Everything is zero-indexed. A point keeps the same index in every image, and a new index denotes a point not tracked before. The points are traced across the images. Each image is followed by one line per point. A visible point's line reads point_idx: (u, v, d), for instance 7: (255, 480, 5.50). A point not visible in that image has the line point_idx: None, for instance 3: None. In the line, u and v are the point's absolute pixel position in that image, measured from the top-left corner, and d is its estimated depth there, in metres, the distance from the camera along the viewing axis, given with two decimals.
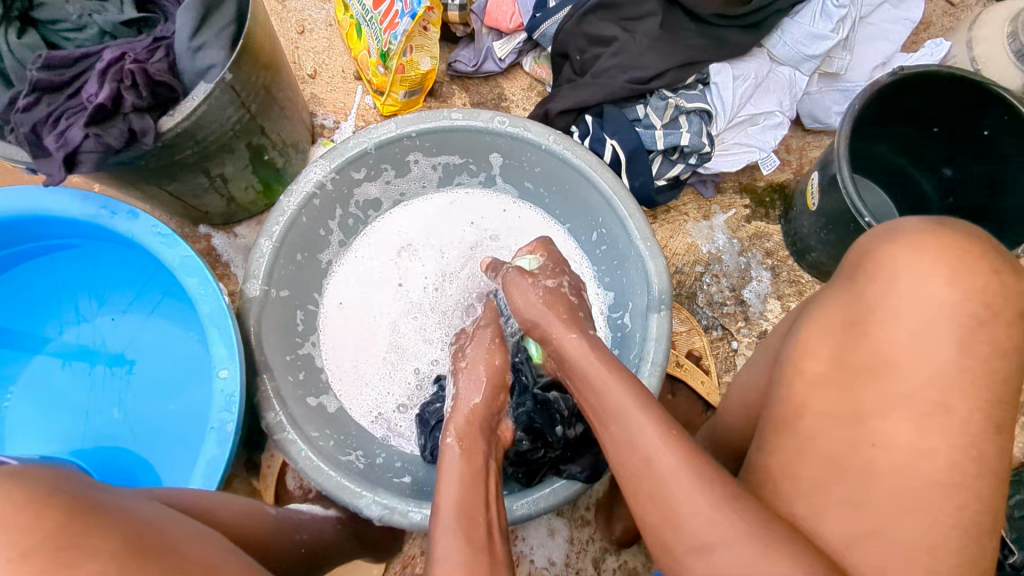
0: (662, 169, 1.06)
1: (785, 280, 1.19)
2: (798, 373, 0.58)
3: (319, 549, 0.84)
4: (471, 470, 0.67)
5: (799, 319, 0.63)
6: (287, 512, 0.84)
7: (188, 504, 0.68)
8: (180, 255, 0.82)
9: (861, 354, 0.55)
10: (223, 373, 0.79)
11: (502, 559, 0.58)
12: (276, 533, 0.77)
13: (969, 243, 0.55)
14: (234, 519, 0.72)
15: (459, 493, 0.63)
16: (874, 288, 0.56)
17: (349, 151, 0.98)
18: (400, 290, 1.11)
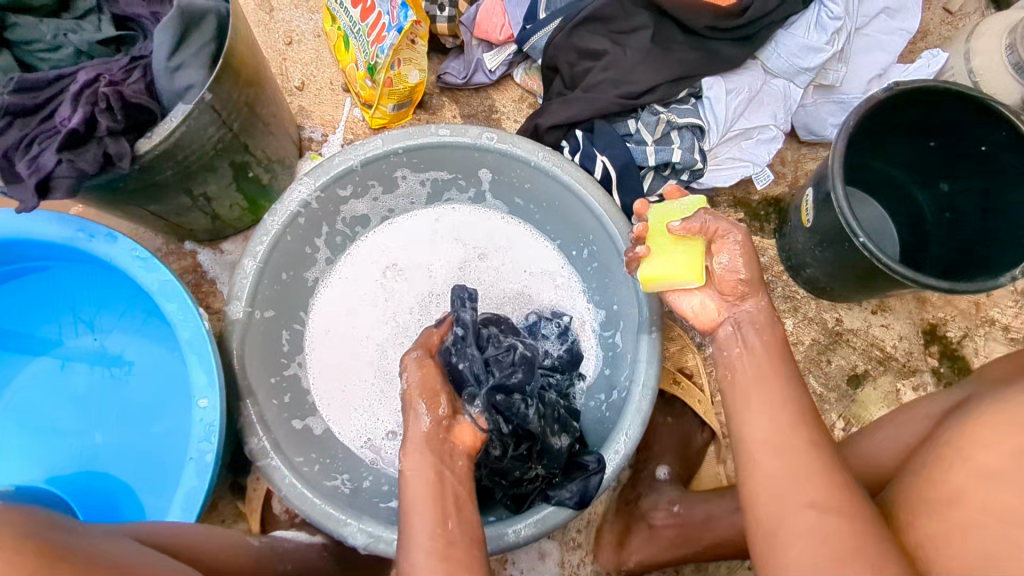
0: (653, 185, 1.04)
1: (780, 296, 1.18)
2: (969, 462, 0.58)
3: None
4: (439, 492, 0.71)
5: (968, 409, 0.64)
6: (270, 543, 0.81)
7: (169, 540, 0.66)
8: (159, 280, 0.80)
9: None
10: (203, 403, 0.77)
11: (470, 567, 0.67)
12: (260, 564, 0.76)
13: None
14: (216, 553, 0.70)
15: (427, 514, 0.70)
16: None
17: (335, 168, 0.96)
18: (387, 310, 1.09)
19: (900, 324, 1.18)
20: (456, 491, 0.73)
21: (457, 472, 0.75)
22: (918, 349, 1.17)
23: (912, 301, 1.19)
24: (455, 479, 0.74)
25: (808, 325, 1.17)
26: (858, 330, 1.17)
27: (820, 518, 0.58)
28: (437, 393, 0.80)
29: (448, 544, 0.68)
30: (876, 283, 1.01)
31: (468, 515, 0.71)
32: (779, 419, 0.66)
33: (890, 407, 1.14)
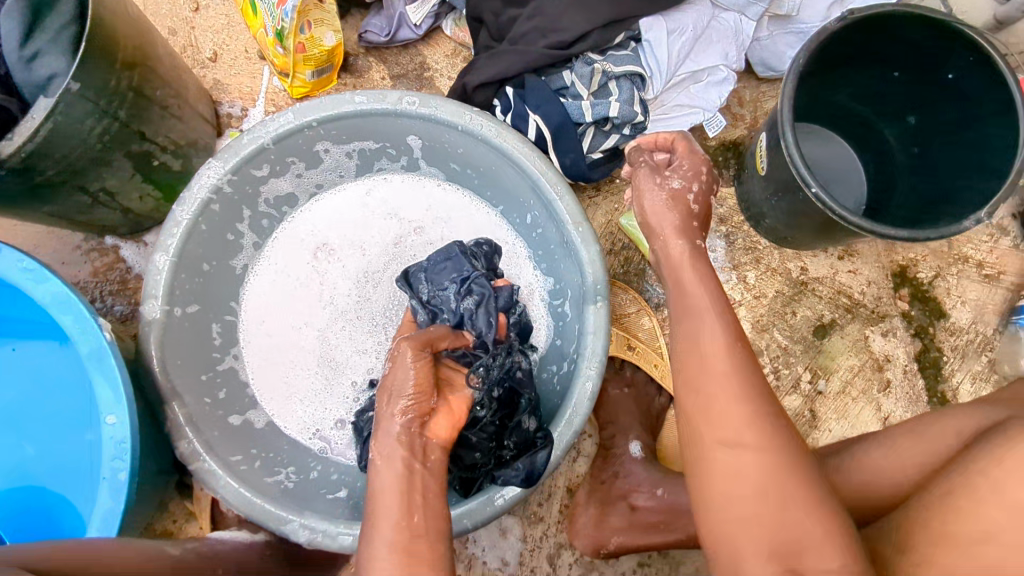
0: (594, 143, 0.96)
1: (741, 248, 1.11)
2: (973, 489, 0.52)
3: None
4: (408, 487, 0.66)
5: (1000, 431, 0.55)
6: (200, 546, 0.80)
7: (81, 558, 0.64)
8: (51, 292, 0.74)
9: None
10: (111, 420, 0.73)
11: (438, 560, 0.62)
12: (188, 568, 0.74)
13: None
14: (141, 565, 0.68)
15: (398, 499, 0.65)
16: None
17: (244, 149, 0.88)
18: (322, 294, 1.03)
19: (868, 268, 1.12)
20: (424, 484, 0.67)
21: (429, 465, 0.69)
22: (887, 293, 1.12)
23: (880, 243, 1.13)
24: (424, 475, 0.68)
25: (770, 277, 1.11)
26: (824, 279, 1.12)
27: (736, 455, 0.56)
28: (429, 394, 0.72)
29: (411, 538, 0.62)
30: (838, 233, 0.95)
31: (436, 508, 0.66)
32: (705, 346, 0.62)
33: (857, 356, 1.10)
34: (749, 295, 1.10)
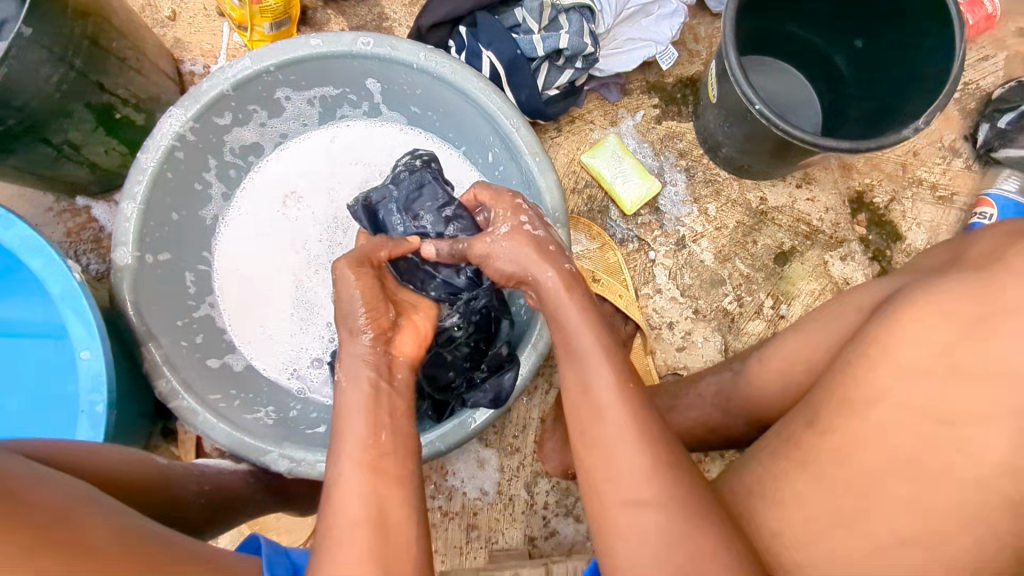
0: (549, 79, 0.98)
1: (701, 181, 1.14)
2: (884, 353, 0.58)
3: (225, 501, 0.86)
4: (375, 405, 0.66)
5: (893, 299, 0.62)
6: (187, 465, 0.86)
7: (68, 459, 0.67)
8: (19, 236, 0.76)
9: (977, 359, 0.54)
10: (85, 354, 0.75)
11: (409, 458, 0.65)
12: (168, 484, 0.79)
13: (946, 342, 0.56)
14: (119, 469, 0.72)
15: (364, 418, 0.65)
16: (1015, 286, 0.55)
17: (204, 95, 0.90)
18: (293, 244, 1.05)
19: (826, 195, 1.15)
20: (391, 401, 0.67)
21: (397, 386, 0.69)
22: (845, 219, 1.15)
23: (837, 169, 1.15)
24: (392, 394, 0.68)
25: (730, 208, 1.14)
26: (783, 208, 1.14)
27: (641, 517, 0.56)
28: (384, 312, 0.73)
29: (378, 456, 0.63)
30: (790, 154, 0.98)
31: (405, 426, 0.66)
32: (602, 399, 0.61)
33: (817, 280, 1.13)
34: (711, 227, 1.13)
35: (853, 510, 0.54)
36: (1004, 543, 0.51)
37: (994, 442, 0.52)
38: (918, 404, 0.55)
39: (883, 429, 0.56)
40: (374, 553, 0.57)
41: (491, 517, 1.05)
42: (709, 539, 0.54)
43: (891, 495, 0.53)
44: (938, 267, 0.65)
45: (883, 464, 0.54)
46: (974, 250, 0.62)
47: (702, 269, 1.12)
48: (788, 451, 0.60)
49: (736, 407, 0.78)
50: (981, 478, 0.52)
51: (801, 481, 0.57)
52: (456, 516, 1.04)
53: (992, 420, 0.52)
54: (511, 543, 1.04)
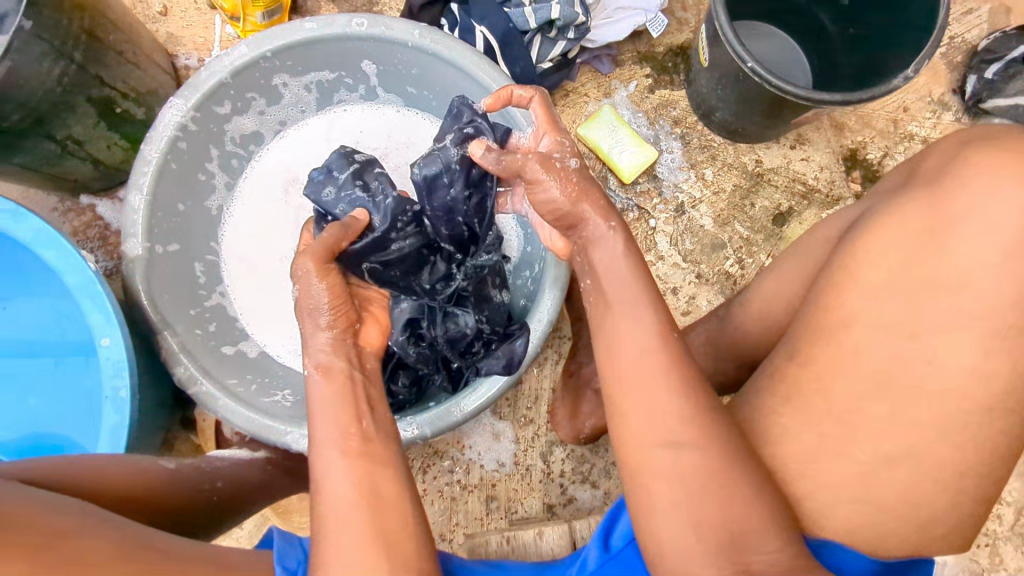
0: (542, 52, 1.00)
1: (697, 147, 1.16)
2: (854, 280, 0.64)
3: (238, 495, 0.84)
4: (351, 398, 0.67)
5: (858, 224, 0.68)
6: (200, 462, 0.84)
7: (69, 478, 0.66)
8: (33, 228, 0.78)
9: (933, 272, 0.61)
10: (106, 342, 0.77)
11: (386, 462, 0.64)
12: (176, 484, 0.77)
13: (910, 256, 0.63)
14: (113, 478, 0.70)
15: (334, 416, 0.66)
16: (963, 193, 0.62)
17: (204, 84, 0.91)
18: (297, 232, 1.06)
19: (820, 155, 1.17)
20: (366, 394, 0.69)
21: (367, 372, 0.71)
22: (840, 176, 1.17)
23: (829, 128, 1.17)
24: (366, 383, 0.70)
25: (727, 172, 1.15)
26: (779, 169, 1.16)
27: (676, 460, 0.58)
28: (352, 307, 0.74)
29: (362, 443, 0.64)
30: (784, 112, 0.99)
31: (383, 415, 0.68)
32: (614, 339, 0.64)
33: None
34: (709, 191, 1.15)
35: (838, 436, 0.61)
36: (971, 440, 0.59)
37: (956, 349, 0.60)
38: (885, 321, 0.62)
39: (860, 352, 0.62)
40: (376, 531, 0.59)
41: (509, 488, 1.07)
42: (727, 472, 0.58)
43: (871, 415, 0.61)
44: (896, 184, 0.71)
45: (862, 388, 0.61)
46: (928, 162, 0.68)
47: (702, 234, 1.14)
48: (775, 387, 0.66)
49: (726, 350, 0.85)
50: (948, 386, 0.59)
51: (788, 415, 0.63)
52: (475, 488, 1.06)
53: (951, 328, 0.60)
54: (530, 512, 1.06)
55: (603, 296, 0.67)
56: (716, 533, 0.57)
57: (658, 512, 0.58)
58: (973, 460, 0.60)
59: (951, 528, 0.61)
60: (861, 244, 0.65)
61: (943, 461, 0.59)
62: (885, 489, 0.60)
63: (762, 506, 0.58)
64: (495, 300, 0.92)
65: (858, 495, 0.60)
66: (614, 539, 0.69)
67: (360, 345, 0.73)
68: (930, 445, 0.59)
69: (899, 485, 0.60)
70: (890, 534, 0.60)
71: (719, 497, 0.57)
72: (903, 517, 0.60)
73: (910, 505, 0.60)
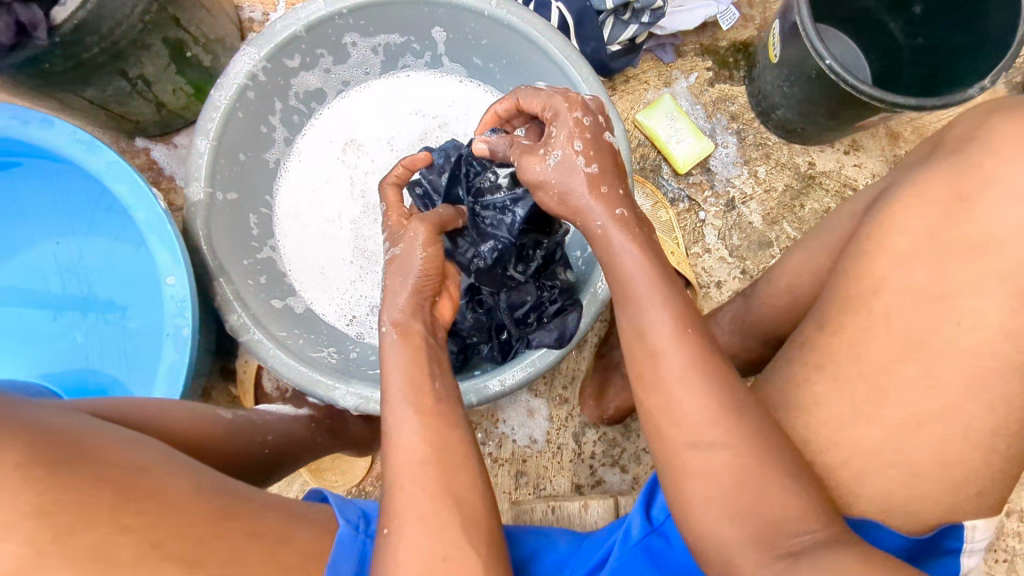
0: (614, 33, 1.00)
1: (752, 144, 1.16)
2: (885, 248, 0.63)
3: (283, 450, 0.84)
4: (415, 358, 0.68)
5: (884, 195, 0.67)
6: (251, 414, 0.83)
7: (137, 416, 0.66)
8: (106, 161, 0.78)
9: (964, 232, 0.60)
10: (171, 281, 0.77)
11: (448, 421, 0.65)
12: (232, 435, 0.77)
13: (934, 219, 0.61)
14: (175, 424, 0.70)
15: (408, 373, 0.66)
16: (990, 160, 0.61)
17: (278, 36, 0.91)
18: (352, 195, 1.06)
19: (872, 162, 1.16)
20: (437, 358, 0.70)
21: (437, 341, 0.72)
22: None
23: (884, 137, 1.17)
24: (437, 350, 0.71)
25: (779, 171, 1.15)
26: (831, 172, 1.16)
27: (704, 446, 0.57)
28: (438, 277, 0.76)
29: (434, 403, 0.65)
30: (849, 113, 0.98)
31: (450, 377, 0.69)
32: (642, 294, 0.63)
33: None
34: (760, 188, 1.15)
35: (869, 401, 0.60)
36: (1000, 399, 0.57)
37: (988, 309, 0.58)
38: (916, 286, 0.61)
39: (890, 316, 0.61)
40: (428, 481, 0.60)
41: (540, 465, 1.07)
42: (749, 425, 0.58)
43: (901, 376, 0.60)
44: (921, 157, 0.69)
45: (892, 351, 0.60)
46: (954, 131, 0.66)
47: (750, 230, 1.14)
48: (806, 356, 0.65)
49: (752, 328, 0.84)
50: (976, 346, 0.58)
51: (821, 384, 0.63)
52: (506, 462, 1.07)
53: (982, 289, 0.58)
54: (558, 490, 1.06)
55: (614, 263, 0.66)
56: (741, 482, 0.56)
57: (691, 466, 0.58)
58: (1004, 420, 0.58)
59: (982, 487, 0.58)
60: (888, 213, 0.64)
61: (973, 421, 0.58)
62: (918, 450, 0.58)
63: (787, 460, 0.57)
64: (558, 279, 0.92)
65: (891, 458, 0.59)
66: (654, 512, 0.70)
67: (432, 313, 0.75)
68: (961, 404, 0.58)
69: (933, 447, 0.58)
70: (926, 498, 0.58)
71: (754, 451, 0.57)
72: (935, 478, 0.58)
73: (944, 467, 0.58)
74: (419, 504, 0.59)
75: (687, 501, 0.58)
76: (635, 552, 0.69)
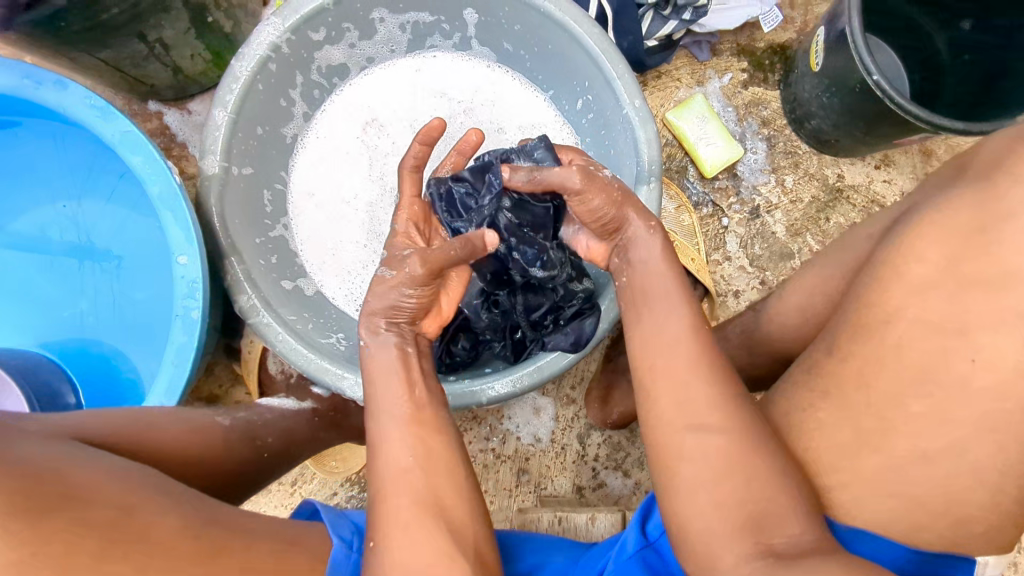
0: (652, 28, 0.96)
1: (781, 152, 1.13)
2: (900, 276, 0.59)
3: (282, 450, 0.84)
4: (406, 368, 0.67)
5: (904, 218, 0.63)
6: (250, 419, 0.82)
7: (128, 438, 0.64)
8: (121, 130, 0.74)
9: (983, 266, 0.56)
10: (183, 260, 0.74)
11: (438, 432, 0.64)
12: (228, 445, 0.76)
13: (953, 247, 0.58)
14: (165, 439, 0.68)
15: (392, 382, 0.65)
16: (1015, 189, 0.56)
17: (304, 8, 0.87)
18: (369, 178, 1.03)
19: (903, 179, 1.13)
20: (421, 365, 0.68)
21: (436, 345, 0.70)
22: None
23: (917, 154, 1.13)
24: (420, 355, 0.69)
25: (807, 181, 1.13)
26: (859, 187, 1.13)
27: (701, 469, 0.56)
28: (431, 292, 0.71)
29: (417, 411, 0.64)
30: (885, 130, 0.95)
31: None
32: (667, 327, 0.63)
33: None
34: (786, 199, 1.12)
35: (876, 431, 0.57)
36: (1012, 437, 0.55)
37: (1004, 347, 0.55)
38: (930, 318, 0.57)
39: (901, 348, 0.57)
40: (419, 494, 0.59)
41: (542, 464, 1.06)
42: (749, 449, 0.56)
43: (910, 409, 0.57)
44: (940, 181, 0.64)
45: (901, 382, 0.57)
46: (982, 150, 0.62)
47: (773, 241, 1.11)
48: (812, 382, 0.62)
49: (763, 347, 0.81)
50: (991, 382, 0.55)
51: (826, 410, 0.60)
52: (509, 459, 1.06)
53: (1000, 324, 0.55)
54: (559, 491, 1.05)
55: (638, 281, 0.70)
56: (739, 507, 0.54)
57: (688, 499, 0.56)
58: (1014, 460, 0.55)
59: (988, 527, 0.56)
60: (907, 241, 0.60)
61: (982, 459, 0.55)
62: (923, 486, 0.56)
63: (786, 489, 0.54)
64: (576, 292, 0.89)
65: (894, 490, 0.56)
66: (650, 527, 0.68)
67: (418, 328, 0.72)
68: (969, 440, 0.55)
69: (939, 483, 0.55)
70: (926, 531, 0.56)
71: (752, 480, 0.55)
72: (938, 514, 0.55)
73: (948, 501, 0.55)
74: (405, 513, 0.58)
75: (683, 524, 0.56)
76: (631, 564, 0.67)
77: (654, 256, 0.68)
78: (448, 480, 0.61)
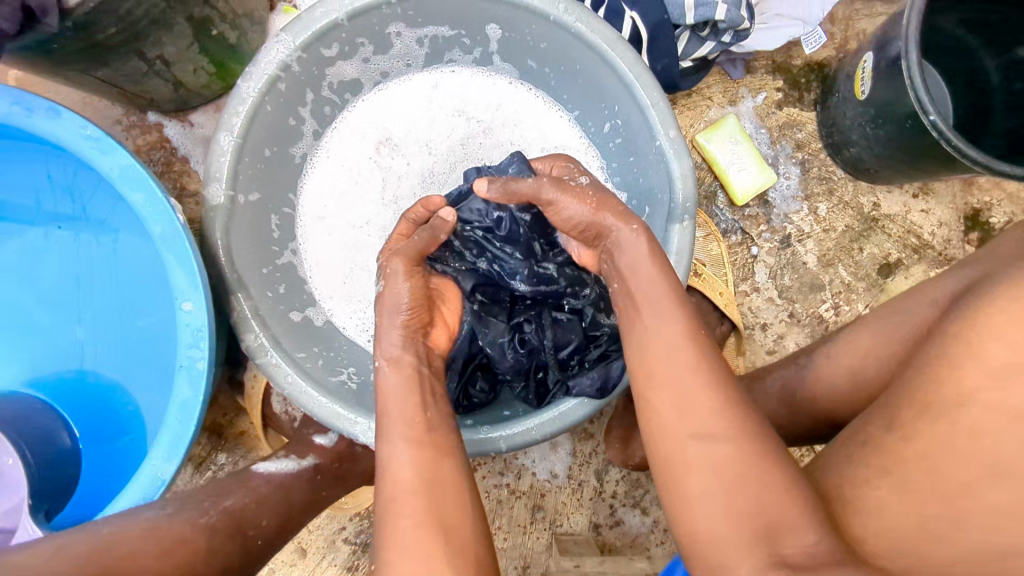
0: (688, 49, 0.90)
1: (815, 177, 1.07)
2: (977, 356, 0.53)
3: (281, 521, 0.80)
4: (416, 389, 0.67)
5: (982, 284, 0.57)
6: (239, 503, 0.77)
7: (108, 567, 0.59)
8: (119, 164, 0.69)
9: None
10: (187, 306, 0.69)
11: (448, 453, 0.63)
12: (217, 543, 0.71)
13: None
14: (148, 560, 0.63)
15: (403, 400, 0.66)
16: None
17: (315, 23, 0.81)
18: (383, 201, 0.97)
19: (942, 209, 1.08)
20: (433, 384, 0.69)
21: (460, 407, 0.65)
22: (957, 235, 1.08)
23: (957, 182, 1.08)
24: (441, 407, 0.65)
25: (842, 210, 1.07)
26: (896, 216, 1.08)
27: None
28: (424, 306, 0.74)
29: (427, 432, 0.64)
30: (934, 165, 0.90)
31: None
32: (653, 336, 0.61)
33: None
34: (819, 227, 1.07)
35: (944, 529, 0.52)
36: None
37: None
38: (1013, 408, 0.51)
39: (977, 438, 0.52)
40: (429, 518, 0.58)
41: (558, 500, 1.02)
42: None
43: (983, 508, 0.52)
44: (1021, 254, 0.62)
45: (976, 477, 0.52)
46: None
47: (803, 271, 1.06)
48: (869, 455, 0.56)
49: (803, 404, 0.76)
50: None
51: (885, 488, 0.54)
52: (524, 495, 1.02)
53: None
54: (575, 528, 1.02)
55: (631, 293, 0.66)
56: None
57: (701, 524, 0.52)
58: None
59: None
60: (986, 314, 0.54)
61: None
62: None
63: None
64: (603, 326, 0.84)
65: None
66: None
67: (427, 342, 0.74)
68: None
69: None
70: None
71: None
72: None
73: None
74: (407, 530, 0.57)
75: None
76: None
77: (661, 270, 0.66)
78: (453, 498, 0.60)
